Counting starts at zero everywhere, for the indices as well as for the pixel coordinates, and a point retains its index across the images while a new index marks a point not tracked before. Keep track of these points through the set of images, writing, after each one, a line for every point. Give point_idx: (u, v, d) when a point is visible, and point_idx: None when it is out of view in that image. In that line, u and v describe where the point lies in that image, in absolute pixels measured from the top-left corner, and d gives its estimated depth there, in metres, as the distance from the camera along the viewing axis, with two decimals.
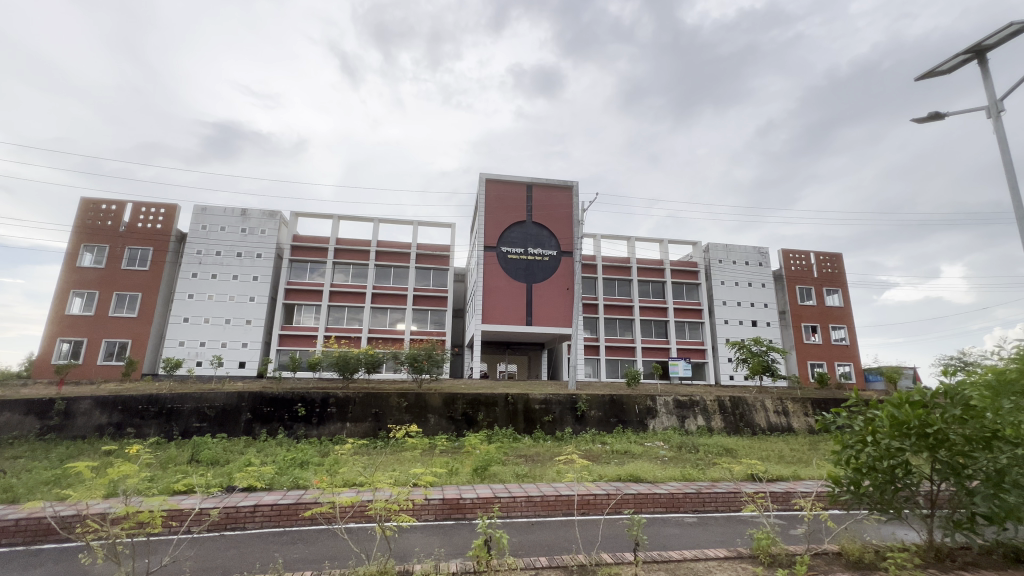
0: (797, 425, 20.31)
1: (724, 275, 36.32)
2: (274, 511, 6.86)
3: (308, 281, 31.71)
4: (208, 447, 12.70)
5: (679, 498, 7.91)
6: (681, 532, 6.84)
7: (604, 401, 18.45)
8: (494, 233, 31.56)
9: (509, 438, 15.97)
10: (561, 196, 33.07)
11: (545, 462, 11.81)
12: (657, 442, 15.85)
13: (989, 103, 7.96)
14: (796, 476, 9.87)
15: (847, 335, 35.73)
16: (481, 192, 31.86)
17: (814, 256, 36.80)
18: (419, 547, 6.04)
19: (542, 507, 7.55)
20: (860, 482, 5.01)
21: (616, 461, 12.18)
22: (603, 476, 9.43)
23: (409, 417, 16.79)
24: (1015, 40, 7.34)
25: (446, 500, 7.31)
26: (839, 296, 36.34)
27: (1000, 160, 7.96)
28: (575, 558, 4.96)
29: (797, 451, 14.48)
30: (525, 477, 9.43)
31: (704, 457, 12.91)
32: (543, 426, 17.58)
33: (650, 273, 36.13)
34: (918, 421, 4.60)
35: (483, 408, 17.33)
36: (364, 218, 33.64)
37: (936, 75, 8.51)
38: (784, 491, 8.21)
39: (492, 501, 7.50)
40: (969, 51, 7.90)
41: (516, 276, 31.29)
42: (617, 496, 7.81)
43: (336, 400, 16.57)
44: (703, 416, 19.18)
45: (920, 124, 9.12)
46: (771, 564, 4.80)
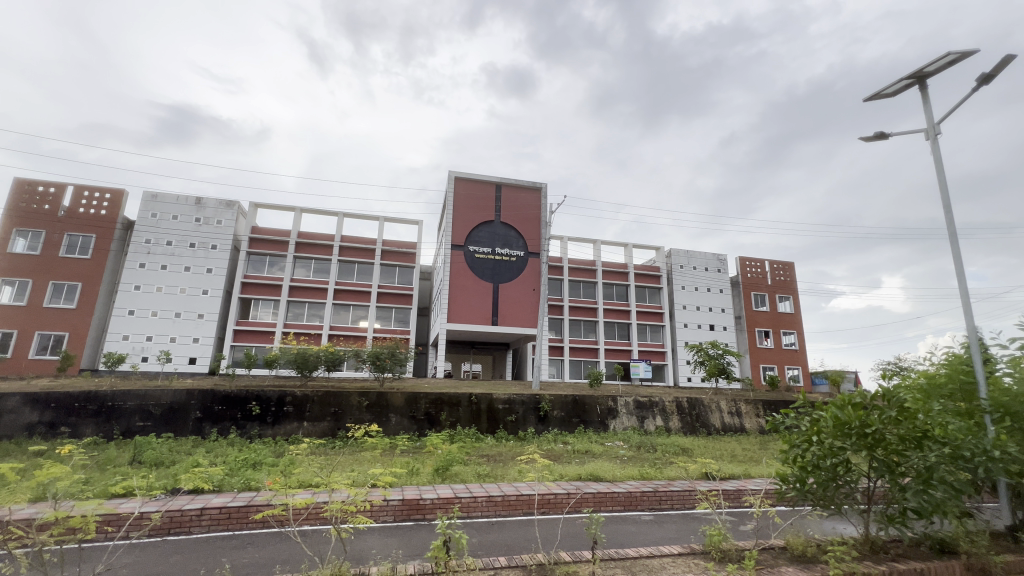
0: (749, 426, 21.14)
1: (684, 280, 37.59)
2: (221, 514, 6.54)
3: (267, 275, 30.57)
4: (152, 448, 12.03)
5: (635, 497, 8.09)
6: (637, 529, 7.00)
7: (566, 402, 18.67)
8: (462, 231, 31.37)
9: (471, 438, 15.85)
10: (530, 197, 33.30)
11: (506, 462, 11.83)
12: (618, 442, 16.16)
13: (927, 126, 8.49)
14: (747, 475, 10.27)
15: (797, 340, 37.55)
16: (450, 190, 31.65)
17: (768, 264, 38.53)
18: (376, 550, 5.89)
19: (503, 506, 7.56)
20: (804, 479, 5.24)
21: (577, 460, 12.34)
22: (563, 475, 9.50)
23: (370, 416, 16.42)
24: (952, 68, 7.86)
25: (405, 501, 7.19)
26: (790, 303, 38.17)
27: (936, 180, 8.50)
28: (534, 556, 4.91)
29: (748, 450, 15.07)
30: (486, 477, 9.41)
31: (662, 456, 13.30)
32: (505, 426, 17.58)
33: (615, 276, 36.83)
34: (858, 421, 4.87)
35: (445, 408, 17.16)
36: (328, 212, 32.77)
37: (883, 98, 9.02)
38: (735, 489, 8.60)
39: (452, 501, 7.44)
40: (912, 76, 8.41)
41: (482, 275, 31.21)
42: (576, 494, 7.91)
43: (292, 399, 15.97)
44: (661, 416, 19.72)
45: (866, 143, 9.64)
46: (721, 560, 4.92)
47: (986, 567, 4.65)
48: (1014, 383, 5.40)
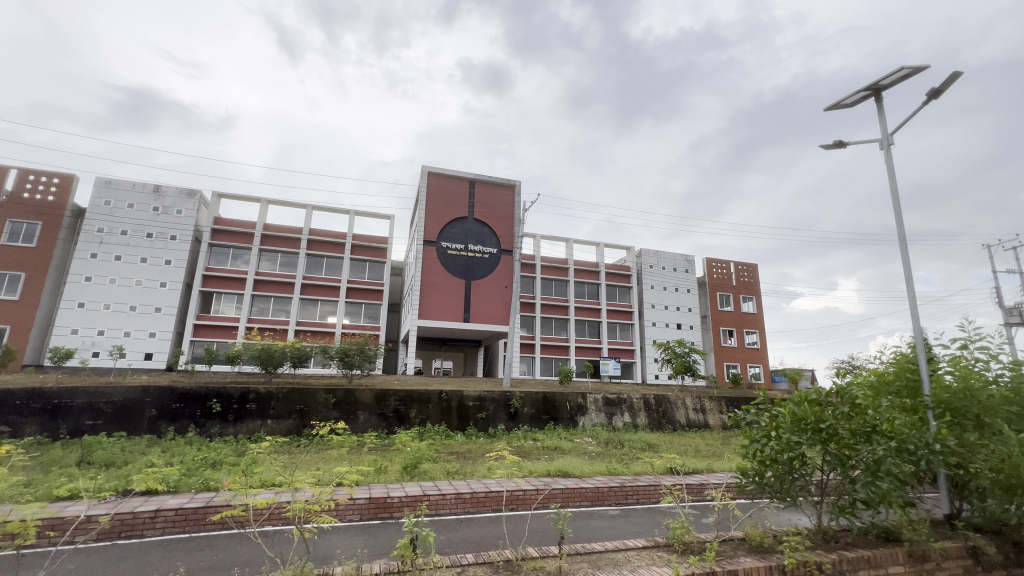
0: (713, 422, 21.80)
1: (653, 280, 38.41)
2: (178, 516, 6.28)
3: (230, 269, 29.48)
4: (102, 448, 11.42)
5: (603, 492, 8.23)
6: (603, 524, 7.12)
7: (537, 399, 18.79)
8: (434, 227, 31.06)
9: (441, 435, 15.76)
10: (503, 194, 33.28)
11: (476, 459, 11.82)
12: (586, 438, 16.37)
13: (881, 137, 8.92)
14: (710, 469, 10.60)
15: (759, 339, 38.94)
16: (423, 185, 31.28)
17: (733, 266, 39.79)
18: (341, 549, 5.78)
19: (471, 504, 7.55)
20: (763, 472, 5.43)
21: (546, 457, 12.45)
22: (532, 471, 9.56)
23: (337, 413, 16.08)
24: (905, 82, 8.25)
25: (372, 500, 7.09)
26: (753, 303, 39.55)
27: (889, 188, 8.94)
28: (502, 553, 4.90)
29: (711, 446, 15.55)
30: (455, 474, 9.36)
31: (629, 452, 13.59)
32: (475, 423, 17.56)
33: (586, 275, 37.26)
34: (814, 417, 5.09)
35: (415, 405, 16.98)
36: (296, 204, 31.85)
37: (842, 107, 9.41)
38: (698, 484, 8.86)
39: (420, 499, 7.37)
40: (868, 89, 8.81)
41: (454, 272, 31.00)
42: (544, 490, 7.97)
43: (255, 396, 15.46)
44: (629, 413, 20.10)
45: (825, 151, 10.05)
46: (684, 551, 5.05)
47: (926, 553, 4.95)
48: (955, 381, 5.75)
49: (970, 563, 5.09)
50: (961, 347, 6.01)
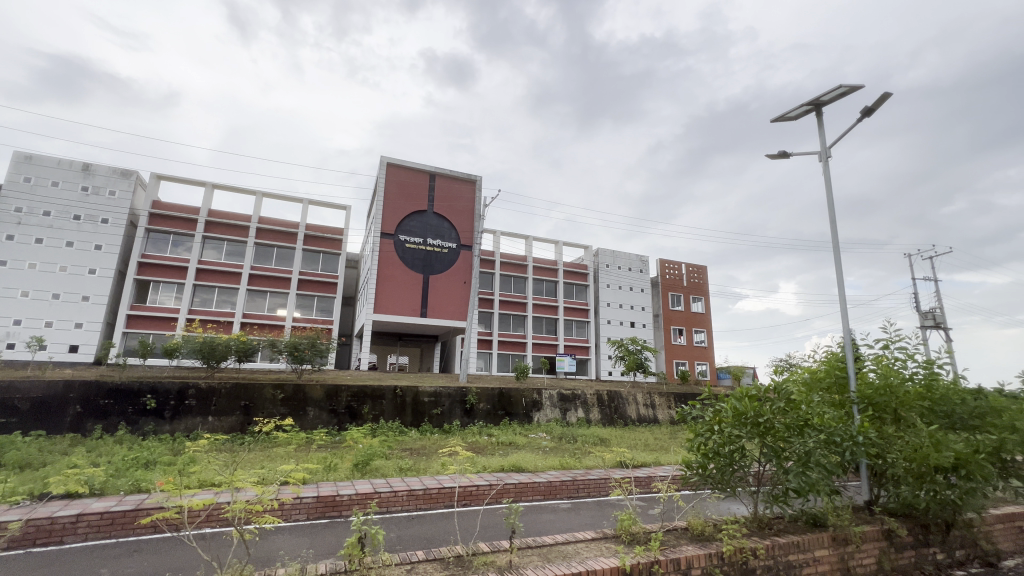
0: (662, 417, 22.64)
1: (609, 279, 39.34)
2: (103, 520, 5.84)
3: (170, 256, 27.64)
4: (16, 448, 10.41)
5: (555, 486, 8.37)
6: (555, 517, 7.25)
7: (492, 395, 18.83)
8: (392, 219, 30.37)
9: (394, 432, 15.48)
10: (464, 189, 33.02)
11: (430, 455, 11.71)
12: (541, 433, 16.59)
13: (820, 150, 9.51)
14: (657, 462, 11.02)
15: (706, 337, 40.72)
16: (381, 175, 30.49)
17: (684, 267, 41.39)
18: (284, 550, 5.57)
19: (424, 500, 7.48)
20: (705, 464, 5.69)
21: (500, 452, 12.54)
22: (486, 467, 9.57)
23: (284, 410, 15.45)
24: (843, 99, 8.83)
25: (320, 498, 6.87)
26: (702, 303, 41.31)
27: (826, 197, 9.56)
28: (453, 548, 4.87)
29: (659, 440, 16.15)
30: (408, 470, 9.21)
31: (581, 446, 13.90)
32: (430, 419, 17.37)
33: (545, 272, 37.62)
34: (753, 411, 5.40)
35: (368, 401, 16.59)
36: (244, 190, 30.24)
37: (787, 120, 9.96)
38: (646, 476, 9.20)
39: (371, 497, 7.21)
40: (811, 104, 9.37)
41: (412, 266, 30.46)
42: (497, 485, 8.01)
43: (195, 391, 14.59)
44: (582, 408, 20.54)
45: (771, 160, 10.60)
46: (630, 542, 5.20)
47: (847, 536, 5.35)
48: (878, 378, 6.23)
49: (885, 544, 5.54)
50: (883, 347, 6.51)
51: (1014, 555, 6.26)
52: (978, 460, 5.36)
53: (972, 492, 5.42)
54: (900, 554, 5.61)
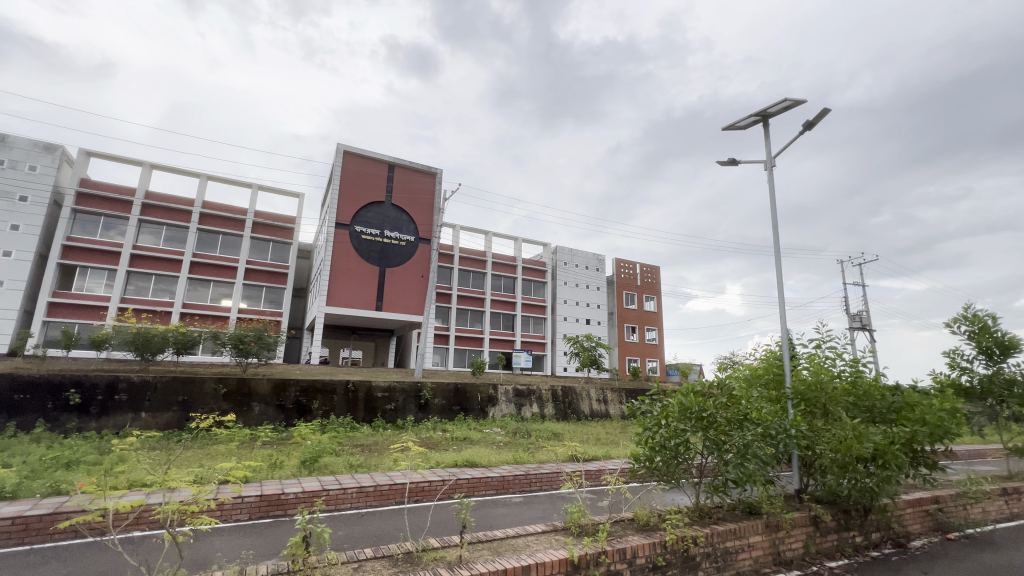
0: (613, 412, 23.30)
1: (567, 277, 39.95)
2: (15, 525, 5.34)
3: (100, 240, 25.57)
4: None
5: (508, 480, 8.45)
6: (507, 511, 7.31)
7: (448, 390, 18.70)
8: (348, 209, 29.42)
9: (345, 428, 15.07)
10: (423, 181, 32.48)
11: (382, 451, 11.51)
12: (495, 428, 16.65)
13: (766, 159, 10.02)
14: (607, 456, 11.34)
15: (657, 335, 42.15)
16: (337, 163, 29.46)
17: (638, 267, 42.67)
18: (222, 552, 5.31)
19: (375, 497, 7.35)
20: (652, 458, 5.86)
21: (454, 447, 12.48)
22: (439, 462, 9.51)
23: (227, 406, 14.70)
24: (787, 112, 9.35)
25: (263, 497, 6.58)
26: (654, 302, 42.75)
27: (770, 204, 10.09)
28: (403, 545, 4.80)
29: (610, 434, 16.60)
30: (359, 467, 8.99)
31: (535, 441, 14.09)
32: (383, 415, 17.02)
33: (504, 268, 37.68)
34: (697, 406, 5.65)
35: (318, 396, 16.04)
36: (187, 172, 28.36)
37: (737, 129, 10.43)
38: (596, 469, 9.45)
39: (318, 494, 6.99)
40: (758, 115, 9.87)
41: (367, 257, 29.68)
42: (449, 481, 7.97)
43: (127, 385, 13.61)
44: (537, 404, 20.79)
45: (721, 167, 11.07)
46: (579, 534, 5.31)
47: (779, 522, 5.72)
48: (810, 374, 6.68)
49: (812, 529, 5.96)
50: (815, 347, 6.97)
51: (921, 536, 6.90)
52: (893, 450, 5.86)
53: (887, 480, 5.92)
54: (825, 537, 6.05)
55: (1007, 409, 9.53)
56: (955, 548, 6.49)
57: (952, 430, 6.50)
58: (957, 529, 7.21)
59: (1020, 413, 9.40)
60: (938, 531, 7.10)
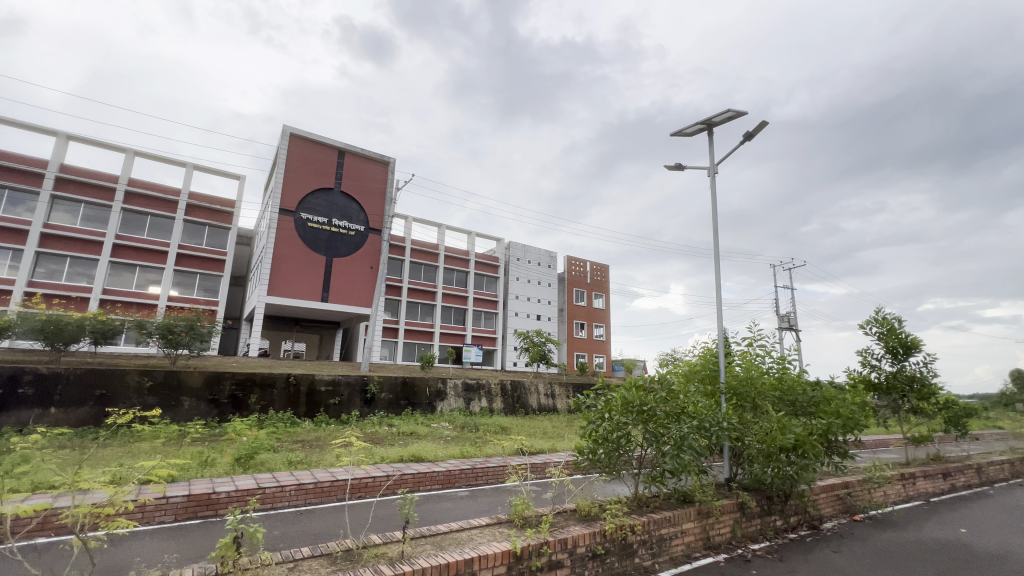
0: (560, 406, 23.80)
1: (519, 272, 40.21)
2: None
3: (5, 216, 22.98)
4: None
5: (454, 475, 8.44)
6: (452, 505, 7.29)
7: (395, 384, 18.37)
8: (293, 194, 28.06)
9: (285, 423, 14.44)
10: (375, 170, 31.53)
11: (323, 447, 11.14)
12: (443, 423, 16.54)
13: (709, 165, 10.53)
14: (553, 449, 11.58)
15: (604, 332, 43.35)
16: (283, 146, 28.00)
17: (589, 265, 43.66)
18: (142, 557, 4.96)
19: (315, 494, 7.10)
20: (595, 450, 6.02)
21: (401, 442, 12.28)
22: (384, 458, 9.33)
23: (153, 400, 13.69)
24: (730, 122, 9.86)
25: (192, 497, 6.18)
26: (602, 300, 43.93)
27: (712, 209, 10.61)
28: (342, 542, 4.67)
29: (556, 428, 16.93)
30: (299, 464, 8.64)
31: (482, 435, 14.12)
32: (326, 410, 16.45)
33: (456, 262, 37.34)
34: (638, 400, 5.89)
35: (256, 390, 15.27)
36: (111, 146, 25.96)
37: (684, 135, 10.90)
38: (541, 463, 9.64)
39: (253, 492, 6.67)
40: (703, 123, 10.34)
41: (313, 246, 28.48)
42: (394, 476, 7.84)
43: (35, 377, 12.37)
44: (486, 398, 20.84)
45: (669, 171, 11.51)
46: (522, 526, 5.38)
47: (709, 509, 6.07)
48: (743, 370, 7.12)
49: (738, 515, 6.38)
50: (748, 344, 7.42)
51: (832, 518, 7.56)
52: (812, 441, 6.37)
53: (805, 468, 6.43)
54: (749, 522, 6.50)
55: (907, 402, 10.63)
56: (860, 529, 7.16)
57: (861, 422, 7.15)
58: (863, 511, 7.96)
59: (918, 406, 10.53)
60: (846, 513, 7.81)
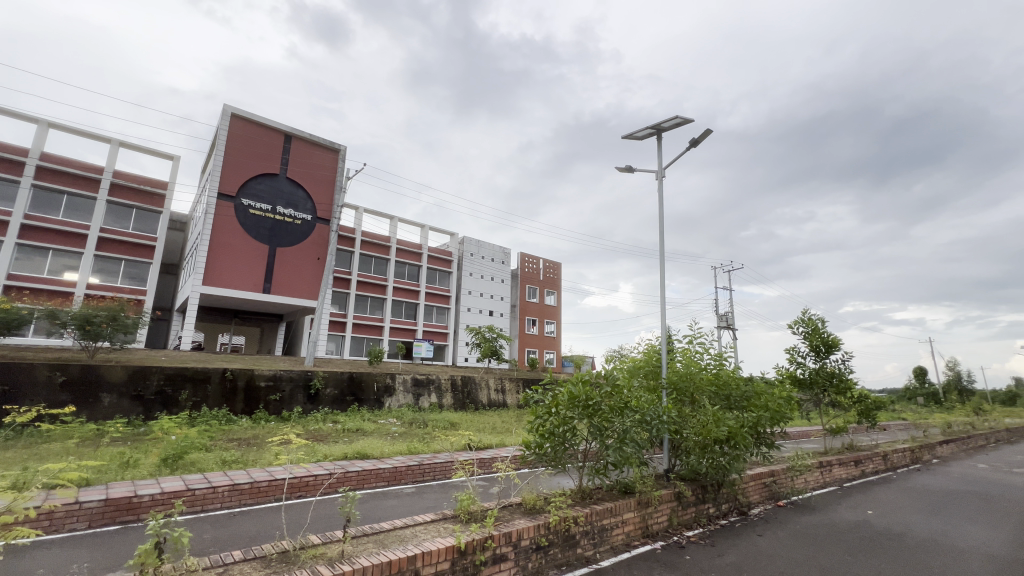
0: (510, 401, 23.97)
1: (472, 267, 40.04)
2: None
3: None
4: None
5: (400, 471, 8.30)
6: (397, 502, 7.17)
7: (341, 379, 17.78)
8: (234, 178, 26.43)
9: (220, 421, 13.62)
10: (325, 157, 30.28)
11: (262, 445, 10.64)
12: (391, 419, 16.21)
13: (657, 169, 10.91)
14: (501, 444, 11.66)
15: (555, 329, 44.02)
16: (222, 126, 26.28)
17: (542, 262, 44.20)
18: (46, 568, 4.52)
19: (251, 495, 6.76)
20: (541, 444, 6.10)
21: (345, 439, 11.92)
22: (327, 455, 9.02)
23: (68, 397, 12.50)
24: (678, 129, 10.27)
25: (109, 501, 5.72)
26: (554, 297, 44.62)
27: (659, 210, 11.02)
28: (278, 544, 4.46)
29: (505, 423, 17.04)
30: (233, 463, 8.19)
31: (431, 431, 13.99)
32: (266, 406, 15.66)
33: (408, 255, 36.61)
34: (584, 395, 6.02)
35: (188, 386, 14.29)
36: (21, 116, 23.42)
37: (635, 139, 11.23)
38: (488, 458, 9.68)
39: (179, 495, 6.23)
40: (653, 128, 10.70)
41: (255, 234, 26.97)
42: (336, 474, 7.61)
43: None
44: (436, 393, 20.65)
45: (619, 173, 11.82)
46: (467, 520, 5.37)
47: (648, 500, 6.33)
48: (683, 366, 7.46)
49: (675, 503, 6.69)
50: (688, 342, 7.79)
51: (759, 504, 8.10)
52: (743, 433, 6.78)
53: (736, 458, 6.84)
54: (685, 510, 6.83)
55: (827, 396, 11.57)
56: (783, 513, 7.73)
57: (786, 414, 7.70)
58: (786, 497, 8.59)
59: (836, 399, 11.47)
60: (771, 499, 8.40)
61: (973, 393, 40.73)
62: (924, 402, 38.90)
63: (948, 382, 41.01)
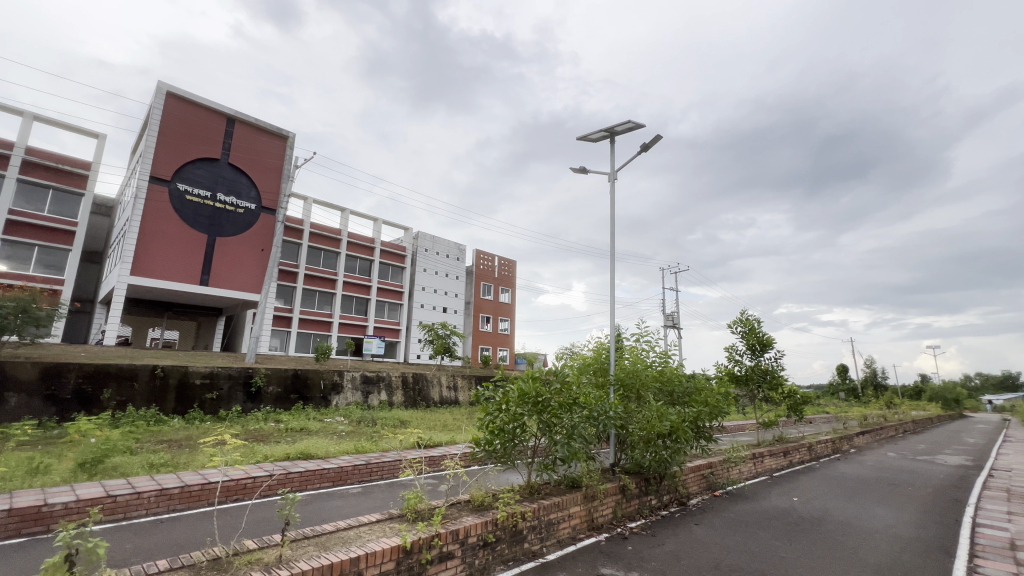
0: (462, 398, 23.86)
1: (426, 263, 39.41)
2: None
3: None
4: None
5: (346, 471, 8.06)
6: (342, 503, 6.96)
7: (285, 376, 17.01)
8: (168, 161, 24.63)
9: (148, 421, 12.68)
10: (271, 144, 28.75)
11: (195, 446, 10.00)
12: (337, 417, 15.71)
13: (610, 171, 11.17)
14: (451, 441, 11.58)
15: (508, 326, 44.17)
16: (156, 104, 24.38)
17: (496, 260, 44.23)
18: None
19: (181, 500, 6.35)
20: (491, 441, 6.09)
21: (287, 439, 11.42)
22: (268, 456, 8.61)
23: None
24: (630, 133, 10.59)
25: (14, 511, 5.17)
26: (508, 295, 44.79)
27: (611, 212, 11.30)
28: (208, 551, 4.20)
29: (456, 420, 16.95)
30: (163, 467, 7.64)
31: (379, 429, 13.68)
32: (201, 406, 14.73)
33: (359, 249, 35.51)
34: (534, 391, 6.07)
35: (111, 384, 13.23)
36: None
37: (589, 141, 11.45)
38: (437, 456, 9.59)
39: (97, 502, 5.73)
40: (607, 131, 10.96)
41: (191, 222, 25.26)
42: (276, 476, 7.28)
43: None
44: (386, 391, 20.21)
45: (574, 174, 12.00)
46: (414, 519, 5.28)
47: (594, 493, 6.49)
48: (631, 364, 7.69)
49: (619, 496, 6.90)
50: (636, 340, 8.05)
51: (697, 495, 8.51)
52: (683, 427, 7.11)
53: (676, 451, 7.15)
54: (628, 502, 7.06)
55: (761, 391, 12.33)
56: (719, 502, 8.17)
57: (724, 409, 8.12)
58: (721, 486, 9.07)
59: (769, 395, 12.23)
60: (709, 490, 8.84)
61: (887, 388, 44.71)
62: (845, 397, 42.33)
63: (866, 377, 44.79)
